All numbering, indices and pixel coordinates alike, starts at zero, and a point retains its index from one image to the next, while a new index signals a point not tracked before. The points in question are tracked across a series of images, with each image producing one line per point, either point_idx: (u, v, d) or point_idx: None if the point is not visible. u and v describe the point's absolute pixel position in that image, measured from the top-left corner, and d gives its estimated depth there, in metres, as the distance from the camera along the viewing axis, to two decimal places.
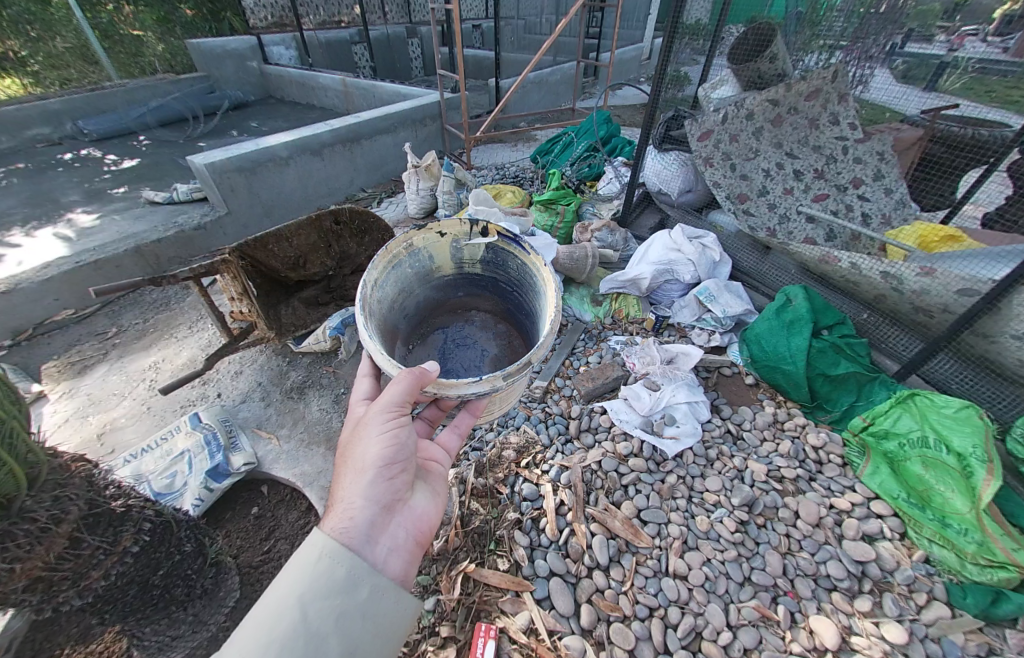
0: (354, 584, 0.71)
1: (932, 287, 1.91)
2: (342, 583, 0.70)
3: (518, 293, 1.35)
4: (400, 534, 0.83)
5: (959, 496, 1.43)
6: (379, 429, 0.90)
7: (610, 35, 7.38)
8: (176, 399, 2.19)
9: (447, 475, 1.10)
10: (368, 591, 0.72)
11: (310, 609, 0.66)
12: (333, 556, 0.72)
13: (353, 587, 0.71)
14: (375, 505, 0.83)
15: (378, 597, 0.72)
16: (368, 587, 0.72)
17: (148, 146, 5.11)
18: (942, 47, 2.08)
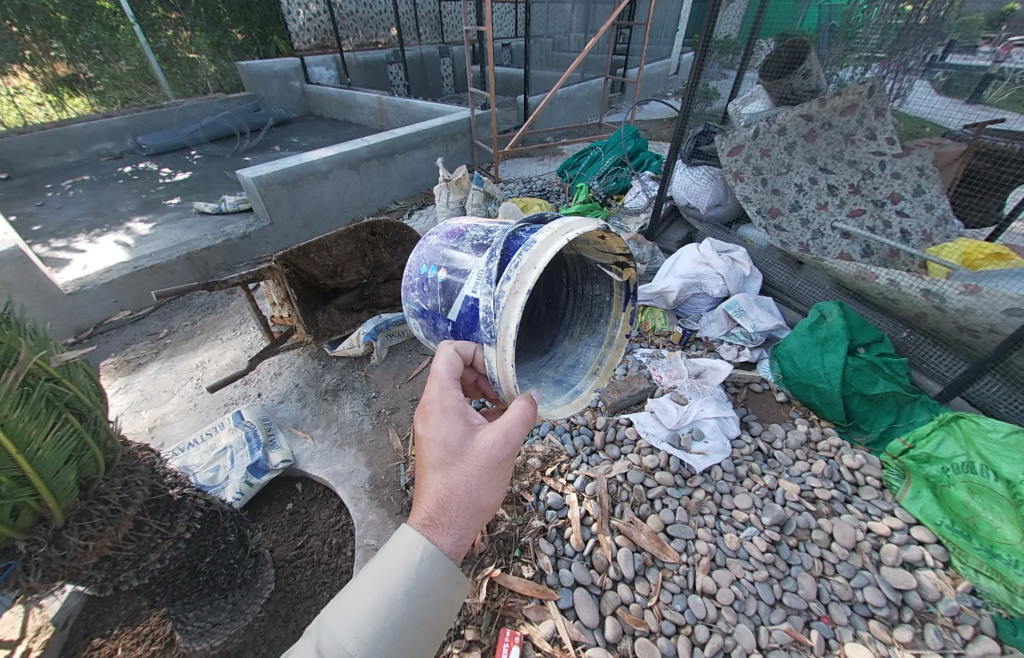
0: (447, 583, 0.68)
1: (976, 306, 1.83)
2: (443, 585, 0.67)
3: (580, 304, 1.33)
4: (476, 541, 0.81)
5: (1009, 527, 1.34)
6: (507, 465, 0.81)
7: (637, 52, 7.53)
8: (220, 398, 2.33)
9: None
10: (454, 589, 0.69)
11: (414, 605, 0.64)
12: (438, 565, 0.67)
13: (446, 586, 0.67)
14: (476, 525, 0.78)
15: (461, 592, 0.70)
16: (456, 583, 0.69)
17: (198, 160, 5.48)
18: (987, 58, 1.98)
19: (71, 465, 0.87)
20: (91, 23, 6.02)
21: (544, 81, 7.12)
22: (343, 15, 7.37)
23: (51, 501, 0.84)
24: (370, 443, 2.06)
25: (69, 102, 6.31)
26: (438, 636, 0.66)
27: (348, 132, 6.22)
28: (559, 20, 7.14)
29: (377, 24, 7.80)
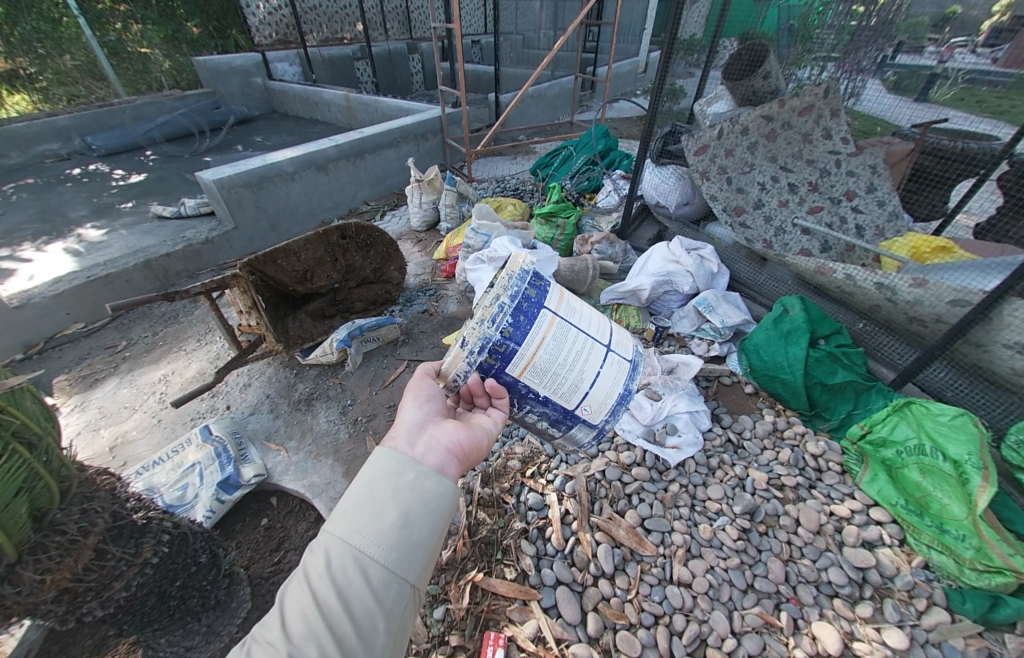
0: (401, 468, 0.61)
1: (924, 298, 1.95)
2: (397, 463, 0.61)
3: None
4: (439, 443, 0.71)
5: (957, 503, 1.45)
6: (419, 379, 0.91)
7: (606, 49, 7.59)
8: (187, 412, 2.23)
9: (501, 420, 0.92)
10: (414, 477, 0.60)
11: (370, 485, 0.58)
12: (387, 455, 0.62)
13: (401, 470, 0.60)
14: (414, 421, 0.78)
15: (426, 479, 0.61)
16: (414, 472, 0.61)
17: (155, 161, 5.20)
18: (932, 58, 2.10)
19: (21, 497, 0.81)
20: (30, 15, 5.61)
21: (515, 80, 7.12)
22: (305, 9, 7.13)
23: (1, 537, 0.78)
24: (346, 453, 2.02)
25: (9, 99, 5.88)
26: (408, 519, 0.55)
27: (315, 130, 6.03)
28: (528, 16, 7.11)
29: (341, 18, 7.60)
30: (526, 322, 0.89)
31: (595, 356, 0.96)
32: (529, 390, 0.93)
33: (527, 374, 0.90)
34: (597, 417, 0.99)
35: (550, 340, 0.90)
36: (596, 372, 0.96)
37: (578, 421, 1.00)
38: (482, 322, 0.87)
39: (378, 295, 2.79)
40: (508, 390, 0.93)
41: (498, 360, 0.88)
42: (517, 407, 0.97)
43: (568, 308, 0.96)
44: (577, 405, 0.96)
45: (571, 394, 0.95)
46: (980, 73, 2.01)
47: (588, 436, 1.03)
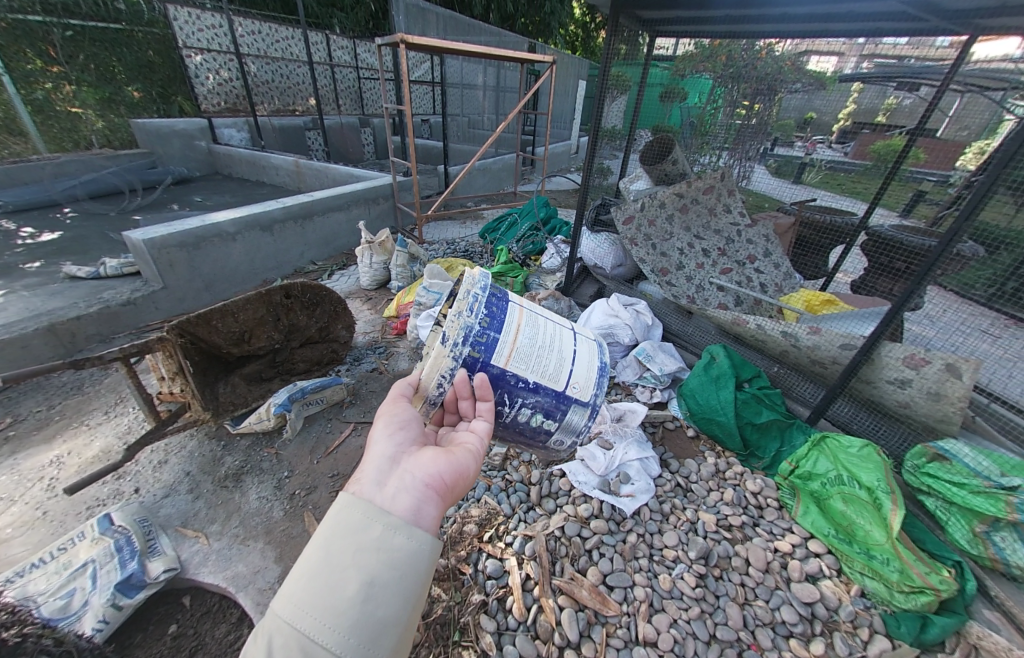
0: (364, 525, 0.57)
1: (821, 344, 2.25)
2: (360, 523, 0.56)
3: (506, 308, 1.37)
4: (414, 486, 0.67)
5: (876, 528, 1.60)
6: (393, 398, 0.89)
7: (542, 133, 8.65)
8: (81, 501, 1.89)
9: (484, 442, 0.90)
10: (380, 534, 0.56)
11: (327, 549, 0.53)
12: (353, 508, 0.57)
13: (364, 527, 0.56)
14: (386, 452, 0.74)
15: (392, 536, 0.56)
16: (380, 527, 0.57)
17: (73, 219, 4.82)
18: (802, 152, 3.05)
19: None
20: None
21: (462, 154, 7.78)
22: (258, 83, 7.44)
23: None
24: (280, 534, 1.80)
25: None
26: (371, 590, 0.51)
27: (262, 192, 6.02)
28: (473, 103, 7.99)
29: (294, 93, 8.03)
30: (500, 311, 1.00)
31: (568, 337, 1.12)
32: (519, 377, 1.01)
33: (515, 361, 0.99)
34: (587, 393, 1.10)
35: (526, 325, 1.03)
36: (573, 349, 1.10)
37: (570, 402, 1.09)
38: (460, 315, 0.95)
39: (324, 355, 2.69)
40: (498, 385, 1.00)
41: (482, 350, 0.96)
42: (510, 399, 1.03)
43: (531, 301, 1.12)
44: (566, 384, 1.07)
45: (558, 374, 1.06)
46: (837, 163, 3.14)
47: (583, 415, 1.12)
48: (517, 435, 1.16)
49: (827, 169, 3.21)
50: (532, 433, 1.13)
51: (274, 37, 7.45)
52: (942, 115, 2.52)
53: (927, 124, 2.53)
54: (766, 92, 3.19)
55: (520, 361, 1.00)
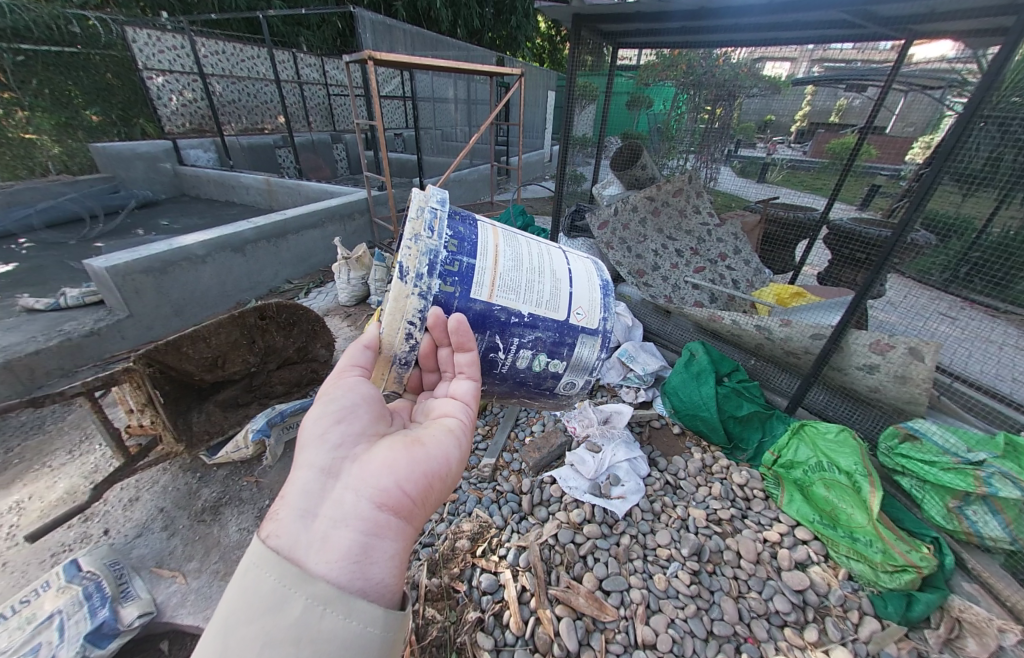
0: (284, 599, 0.53)
1: (793, 335, 2.31)
2: (273, 599, 0.53)
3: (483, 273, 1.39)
4: (351, 529, 0.63)
5: (858, 511, 1.64)
6: (338, 380, 0.89)
7: (516, 143, 8.79)
8: (44, 548, 1.77)
9: (450, 434, 0.88)
10: (304, 608, 0.53)
11: (233, 638, 0.50)
12: (270, 577, 0.54)
13: (283, 602, 0.52)
14: (318, 471, 0.71)
15: (320, 614, 0.52)
16: (303, 599, 0.53)
17: (29, 248, 4.59)
18: (764, 150, 3.46)
19: None
20: None
21: (437, 167, 7.81)
22: (223, 103, 7.32)
23: None
24: None
25: None
26: None
27: (232, 212, 5.88)
28: (445, 116, 8.05)
29: (263, 112, 7.93)
30: (468, 237, 1.03)
31: (558, 264, 1.17)
32: (509, 311, 1.04)
33: (501, 292, 1.02)
34: (592, 320, 1.18)
35: (504, 251, 1.07)
36: (566, 275, 1.16)
37: (578, 331, 1.15)
38: (418, 244, 0.95)
39: (303, 376, 2.62)
40: (487, 323, 1.02)
41: (455, 282, 0.97)
42: (507, 339, 1.06)
43: (503, 229, 1.16)
44: (567, 313, 1.12)
45: (555, 304, 1.10)
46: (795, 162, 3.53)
47: (593, 347, 1.19)
48: (522, 386, 1.20)
49: (788, 168, 3.64)
50: (539, 375, 1.18)
51: (239, 56, 7.37)
52: (888, 113, 2.73)
53: (875, 120, 2.67)
54: (728, 97, 3.17)
55: (508, 292, 1.03)
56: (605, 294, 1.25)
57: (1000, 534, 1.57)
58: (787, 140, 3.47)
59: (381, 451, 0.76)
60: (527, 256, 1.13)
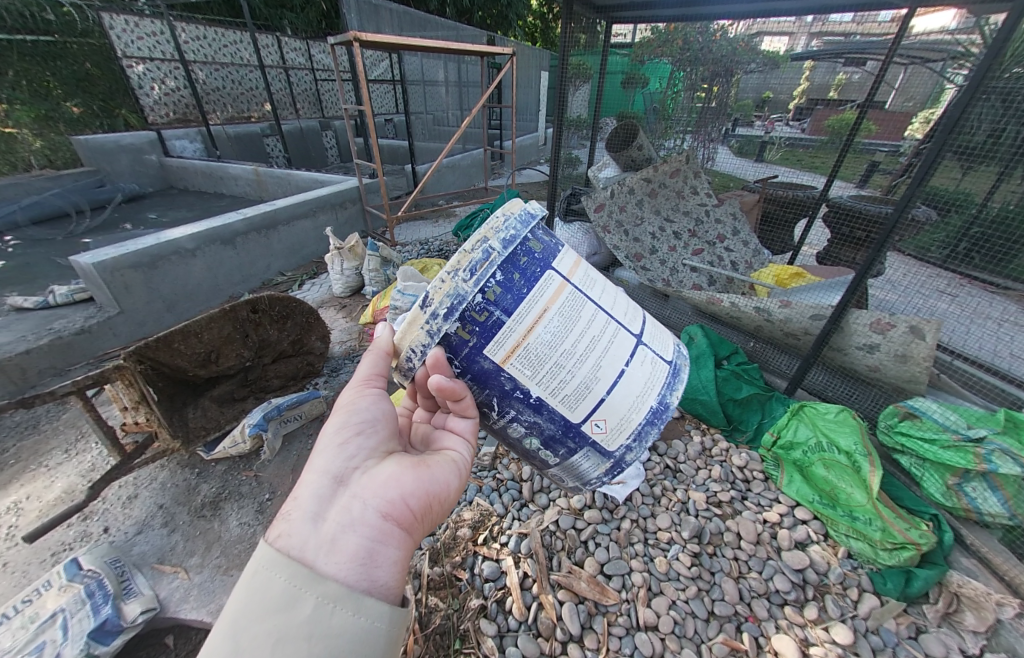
0: (294, 599, 0.53)
1: (792, 316, 2.28)
2: (283, 600, 0.52)
3: None
4: (361, 537, 0.63)
5: (858, 490, 1.65)
6: (361, 391, 0.85)
7: (509, 127, 8.62)
8: (45, 547, 1.77)
9: (452, 463, 0.88)
10: (314, 606, 0.53)
11: (242, 637, 0.49)
12: (282, 575, 0.54)
13: (294, 601, 0.52)
14: (330, 478, 0.70)
15: (329, 612, 0.53)
16: (313, 598, 0.53)
17: (16, 246, 4.50)
18: (761, 130, 3.18)
19: None
20: None
21: (429, 152, 7.67)
22: (208, 91, 7.14)
23: None
24: None
25: None
26: None
27: (221, 204, 5.77)
28: (436, 100, 7.84)
29: (249, 99, 7.75)
30: (520, 284, 0.75)
31: (616, 354, 0.82)
32: (518, 384, 0.79)
33: (519, 361, 0.75)
34: (614, 440, 0.87)
35: (553, 316, 0.76)
36: (618, 373, 0.82)
37: (585, 441, 0.87)
38: (455, 277, 0.73)
39: (299, 369, 2.60)
40: (488, 383, 0.80)
41: (474, 332, 0.74)
42: (502, 406, 0.84)
43: (584, 277, 0.82)
44: (585, 418, 0.84)
45: (575, 401, 0.82)
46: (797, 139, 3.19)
47: (597, 464, 0.93)
48: (507, 448, 0.98)
49: (786, 147, 3.32)
50: (526, 454, 0.95)
51: (221, 42, 7.15)
52: (889, 86, 2.57)
53: (875, 95, 2.56)
54: (727, 74, 3.18)
55: (525, 365, 0.75)
56: (657, 418, 0.90)
57: (999, 510, 1.58)
58: (785, 118, 3.07)
59: (389, 466, 0.76)
60: (586, 337, 0.78)
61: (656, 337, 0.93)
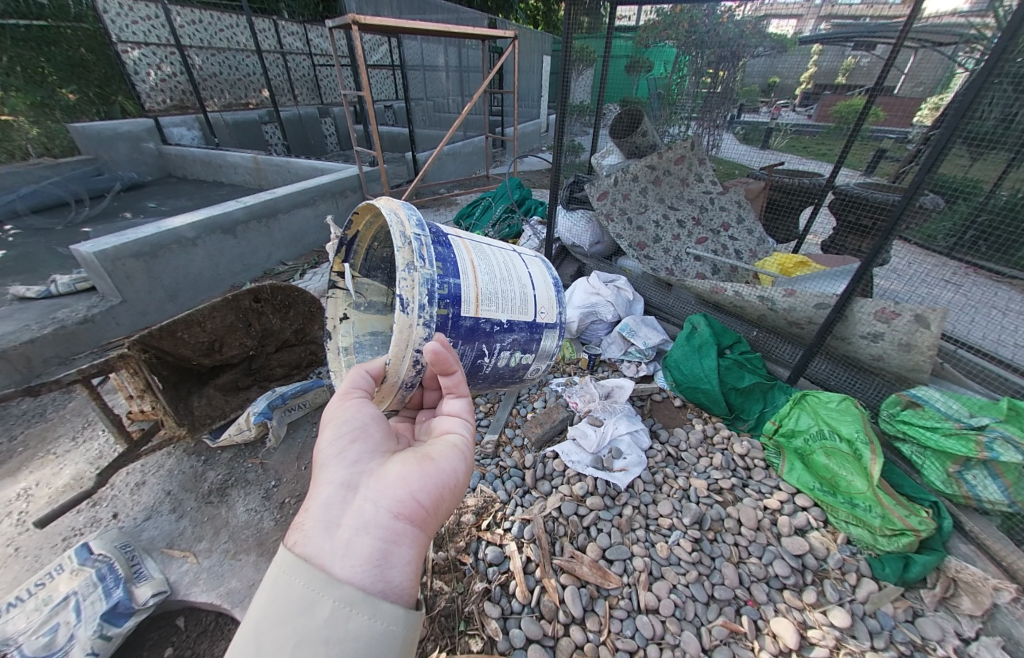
0: (313, 603, 0.54)
1: (796, 305, 2.26)
2: (305, 608, 0.53)
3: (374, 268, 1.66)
4: (372, 540, 0.63)
5: (858, 478, 1.66)
6: (343, 403, 0.87)
7: (510, 113, 8.47)
8: (56, 532, 1.80)
9: (458, 446, 0.88)
10: (332, 610, 0.54)
11: (265, 642, 0.51)
12: (302, 583, 0.56)
13: (313, 606, 0.54)
14: (338, 487, 0.71)
15: (346, 616, 0.54)
16: (331, 602, 0.54)
17: (16, 235, 4.48)
18: (767, 116, 2.88)
19: None
20: None
21: (430, 140, 7.57)
22: (204, 77, 7.02)
23: None
24: (273, 544, 1.76)
25: None
26: None
27: (221, 192, 5.73)
28: (436, 85, 7.69)
29: (246, 85, 7.63)
30: (452, 263, 1.25)
31: (522, 272, 1.50)
32: (492, 319, 1.34)
33: (486, 307, 1.30)
34: (550, 313, 1.54)
35: (483, 273, 1.33)
36: (530, 283, 1.49)
37: (541, 325, 1.51)
38: (412, 275, 1.13)
39: (302, 358, 2.60)
40: (477, 334, 1.30)
41: (449, 305, 1.20)
42: (490, 342, 1.36)
43: (472, 244, 1.41)
44: (534, 313, 1.47)
45: (525, 308, 1.44)
46: (803, 126, 2.83)
47: (552, 338, 1.57)
48: (499, 377, 1.51)
49: (792, 133, 2.91)
50: (513, 369, 1.51)
51: (217, 26, 7.02)
52: (898, 72, 2.59)
53: (884, 81, 2.61)
54: (731, 57, 2.83)
55: (492, 304, 1.32)
56: (558, 289, 1.61)
57: (999, 498, 1.59)
58: (792, 104, 2.76)
59: (395, 467, 0.76)
60: (496, 270, 1.39)
61: (530, 260, 1.64)
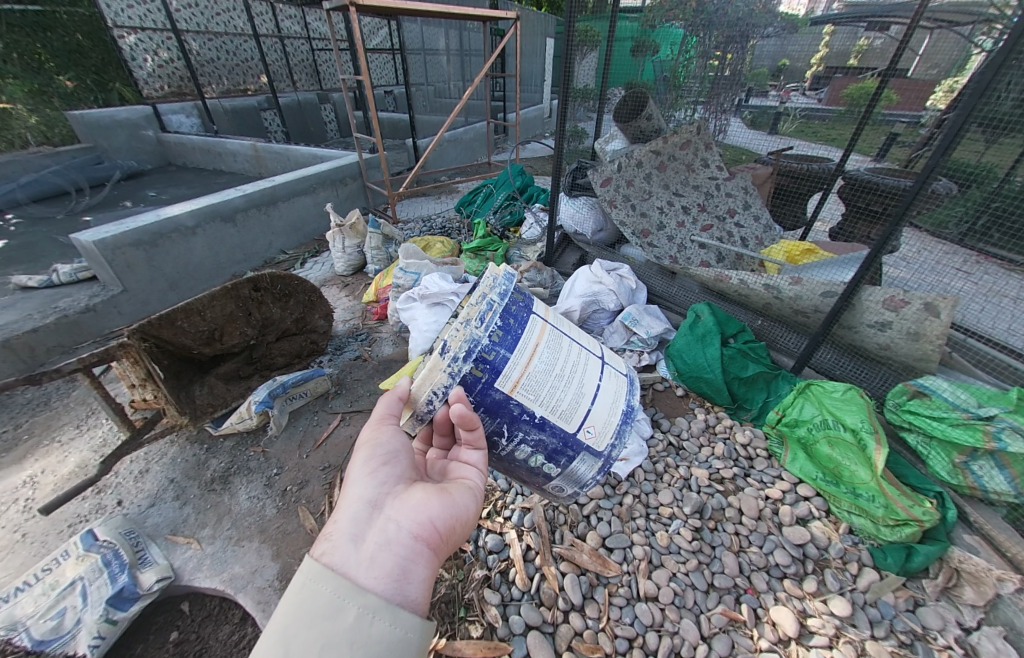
0: (338, 610, 0.54)
1: (803, 293, 2.23)
2: (332, 615, 0.53)
3: None
4: (397, 557, 0.63)
5: (862, 467, 1.63)
6: (379, 427, 0.84)
7: (512, 98, 8.35)
8: (63, 517, 1.83)
9: (474, 493, 0.86)
10: (355, 618, 0.54)
11: (292, 643, 0.50)
12: (332, 591, 0.55)
13: (339, 613, 0.53)
14: (365, 504, 0.71)
15: (370, 623, 0.54)
16: (355, 609, 0.55)
17: (18, 225, 4.48)
18: (775, 99, 2.76)
19: None
20: None
21: (431, 125, 7.45)
22: (202, 63, 6.92)
23: None
24: (275, 531, 1.77)
25: None
26: None
27: (221, 180, 5.68)
28: (438, 70, 7.55)
29: (244, 70, 7.53)
30: (516, 326, 0.88)
31: (592, 373, 1.00)
32: (524, 409, 0.91)
33: (523, 389, 0.89)
34: (602, 442, 1.02)
35: (544, 349, 0.91)
36: (595, 388, 1.00)
37: (580, 449, 1.01)
38: (468, 324, 0.84)
39: (303, 347, 2.60)
40: (499, 412, 0.89)
41: (487, 370, 0.85)
42: (510, 430, 0.93)
43: (555, 317, 1.00)
44: (578, 427, 0.97)
45: (570, 415, 0.95)
46: (813, 110, 2.71)
47: (591, 467, 1.05)
48: (511, 469, 1.08)
49: (802, 118, 2.77)
50: (530, 472, 1.05)
51: (213, 9, 6.90)
52: (913, 54, 2.39)
53: (897, 64, 2.45)
54: (739, 39, 2.69)
55: (529, 391, 0.89)
56: (629, 420, 1.07)
57: (1006, 489, 1.57)
58: (802, 87, 2.64)
59: (419, 490, 0.76)
60: (566, 365, 0.95)
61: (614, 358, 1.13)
